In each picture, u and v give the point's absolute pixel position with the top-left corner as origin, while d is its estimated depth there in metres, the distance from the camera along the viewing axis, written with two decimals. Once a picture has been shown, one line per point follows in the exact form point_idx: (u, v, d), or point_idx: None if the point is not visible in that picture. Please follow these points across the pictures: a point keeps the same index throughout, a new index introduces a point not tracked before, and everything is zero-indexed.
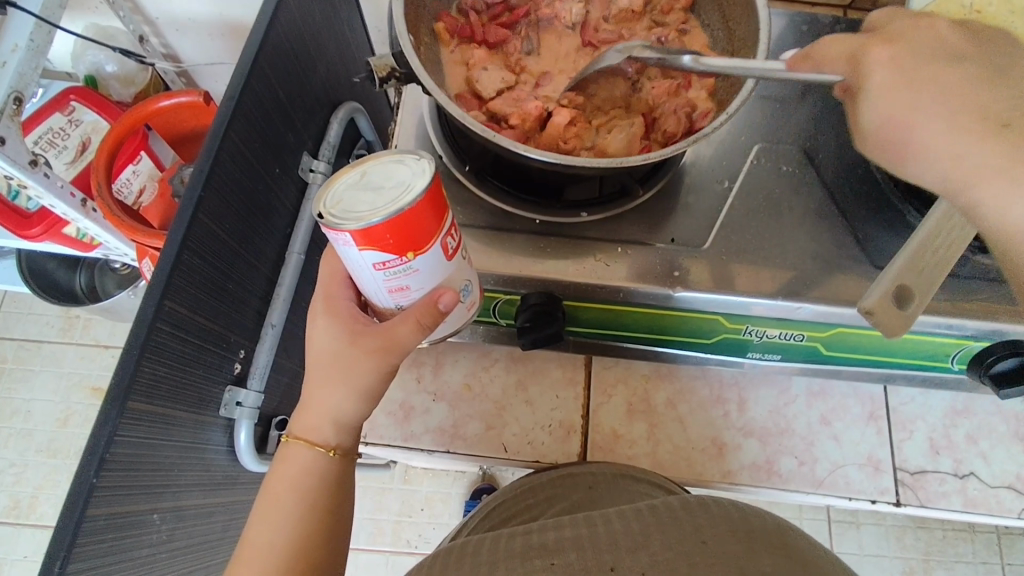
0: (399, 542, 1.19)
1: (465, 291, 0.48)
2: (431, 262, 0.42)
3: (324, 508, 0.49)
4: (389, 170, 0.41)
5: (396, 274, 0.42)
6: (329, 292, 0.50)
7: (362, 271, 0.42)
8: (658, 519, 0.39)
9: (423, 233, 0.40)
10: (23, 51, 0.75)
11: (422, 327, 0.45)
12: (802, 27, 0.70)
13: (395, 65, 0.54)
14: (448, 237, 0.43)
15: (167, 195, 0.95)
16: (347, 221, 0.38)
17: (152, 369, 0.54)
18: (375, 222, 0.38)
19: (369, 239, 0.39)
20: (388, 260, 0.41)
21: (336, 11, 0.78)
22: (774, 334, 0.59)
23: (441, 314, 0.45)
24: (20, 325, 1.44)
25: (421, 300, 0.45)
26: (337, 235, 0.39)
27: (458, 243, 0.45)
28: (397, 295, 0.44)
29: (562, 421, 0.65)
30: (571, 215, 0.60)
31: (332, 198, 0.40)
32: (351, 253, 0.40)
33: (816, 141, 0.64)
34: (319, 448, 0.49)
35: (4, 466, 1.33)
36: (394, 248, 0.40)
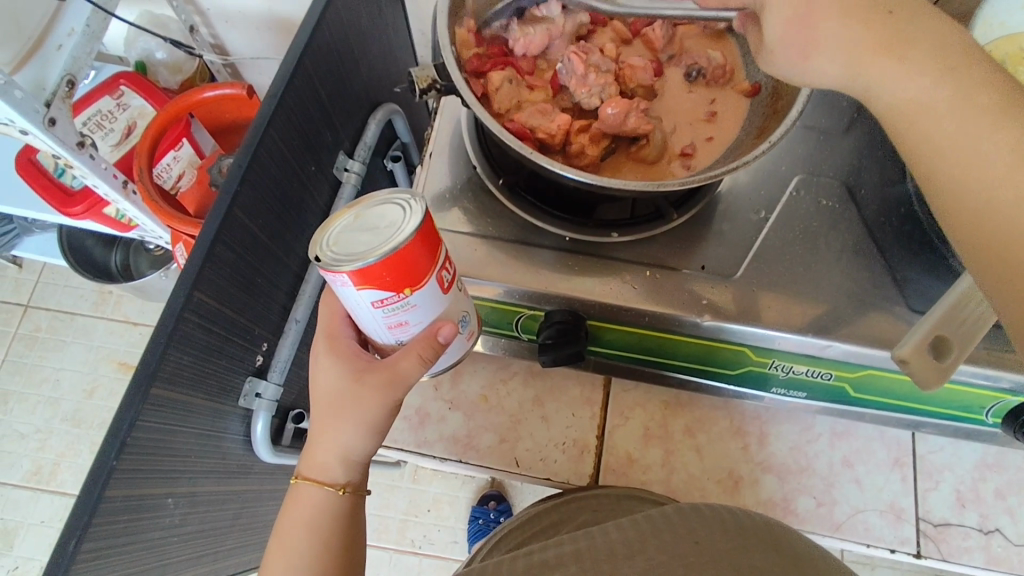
0: (403, 540, 1.19)
1: (462, 323, 0.48)
2: (429, 296, 0.43)
3: (337, 541, 0.50)
4: (381, 211, 0.42)
5: (395, 310, 0.42)
6: (331, 331, 0.50)
7: (360, 310, 0.43)
8: (652, 526, 0.41)
9: (419, 268, 0.41)
10: (79, 36, 0.78)
11: (425, 360, 0.45)
12: None
13: (436, 78, 0.54)
14: (443, 271, 0.43)
15: (205, 182, 0.95)
16: (343, 262, 0.39)
17: (177, 357, 0.55)
18: (372, 262, 0.38)
19: (366, 278, 0.39)
20: (385, 298, 0.41)
21: (382, 12, 0.79)
22: (801, 370, 0.58)
23: (441, 346, 0.45)
24: (55, 297, 1.49)
25: (421, 334, 0.45)
26: (335, 275, 0.39)
27: (454, 276, 0.46)
28: (397, 330, 0.45)
29: (576, 440, 0.64)
30: (602, 234, 0.59)
31: (328, 239, 0.41)
32: (349, 293, 0.41)
33: (858, 176, 0.62)
34: (329, 486, 0.49)
35: (30, 432, 1.37)
36: (392, 286, 0.40)
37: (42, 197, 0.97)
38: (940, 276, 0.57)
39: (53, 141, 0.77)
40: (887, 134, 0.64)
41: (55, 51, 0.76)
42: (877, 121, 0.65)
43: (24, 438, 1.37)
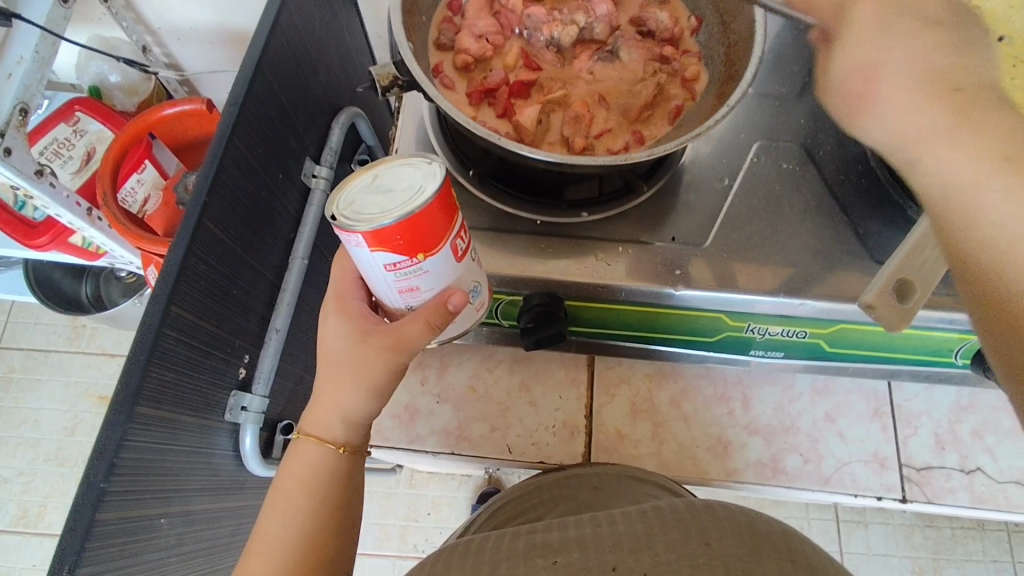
0: (405, 546, 1.19)
1: (473, 292, 0.49)
2: (441, 263, 0.44)
3: (332, 497, 0.52)
4: (400, 173, 0.43)
5: (406, 275, 0.43)
6: (341, 290, 0.52)
7: (374, 272, 0.43)
8: (663, 519, 0.39)
9: (434, 234, 0.42)
10: (28, 62, 0.77)
11: (431, 326, 0.47)
12: (799, 26, 0.70)
13: (398, 74, 0.54)
14: (458, 239, 0.44)
15: (172, 202, 0.96)
16: (359, 222, 0.39)
17: (158, 374, 0.54)
18: (387, 223, 0.39)
19: (380, 240, 0.40)
20: (397, 261, 0.42)
21: (336, 17, 0.79)
22: (776, 330, 0.59)
23: (450, 314, 0.46)
24: (27, 335, 1.46)
25: (430, 301, 0.46)
26: (350, 236, 0.40)
27: (469, 245, 0.47)
28: (407, 295, 0.46)
29: (566, 421, 0.65)
30: (572, 215, 0.60)
31: (343, 200, 0.42)
32: (363, 253, 0.42)
33: (815, 138, 0.64)
34: (329, 445, 0.52)
35: (12, 475, 1.34)
36: (404, 250, 0.41)
37: (5, 231, 0.95)
38: (900, 227, 0.59)
39: (10, 171, 0.76)
40: None
41: (4, 80, 0.75)
42: None
43: (7, 482, 1.34)
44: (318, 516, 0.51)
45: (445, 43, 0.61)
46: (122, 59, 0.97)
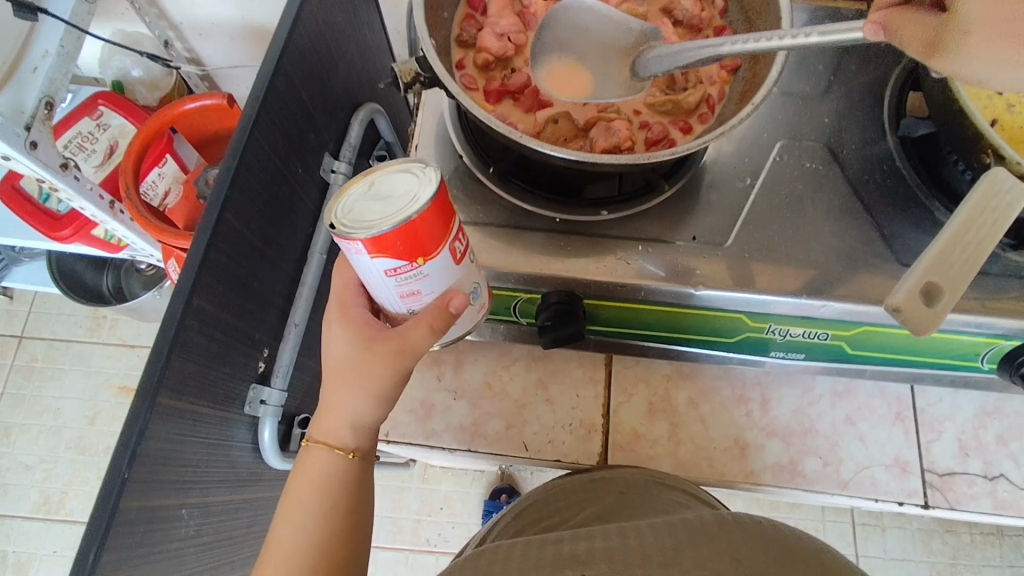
0: (418, 540, 1.20)
1: (473, 293, 0.51)
2: (440, 267, 0.46)
3: (342, 491, 0.52)
4: (395, 179, 0.45)
5: (408, 280, 0.45)
6: (343, 299, 0.54)
7: (374, 278, 0.46)
8: (692, 536, 0.38)
9: (432, 239, 0.44)
10: (53, 57, 0.78)
11: (434, 329, 0.49)
12: (824, 22, 0.69)
13: (419, 70, 0.53)
14: (456, 242, 0.47)
15: (191, 196, 0.95)
16: (359, 231, 0.42)
17: (181, 365, 0.55)
18: (386, 230, 0.41)
19: (381, 246, 0.42)
20: (398, 266, 0.44)
21: (356, 12, 0.79)
22: (798, 332, 0.59)
23: (451, 315, 0.48)
24: (50, 325, 1.48)
25: (432, 304, 0.48)
26: (350, 243, 0.42)
27: (466, 248, 0.49)
28: (409, 300, 0.48)
29: (582, 419, 0.65)
30: (593, 213, 0.59)
31: (342, 207, 0.44)
32: (363, 260, 0.44)
33: (840, 138, 0.63)
34: (338, 451, 0.53)
35: (35, 462, 1.37)
36: (405, 255, 0.43)
37: (29, 223, 0.96)
38: (927, 229, 0.58)
39: (37, 165, 0.77)
40: (863, 94, 0.65)
41: (31, 74, 0.77)
42: (854, 82, 0.65)
43: (29, 469, 1.37)
44: (332, 521, 0.52)
45: (467, 40, 0.59)
46: (144, 54, 0.98)
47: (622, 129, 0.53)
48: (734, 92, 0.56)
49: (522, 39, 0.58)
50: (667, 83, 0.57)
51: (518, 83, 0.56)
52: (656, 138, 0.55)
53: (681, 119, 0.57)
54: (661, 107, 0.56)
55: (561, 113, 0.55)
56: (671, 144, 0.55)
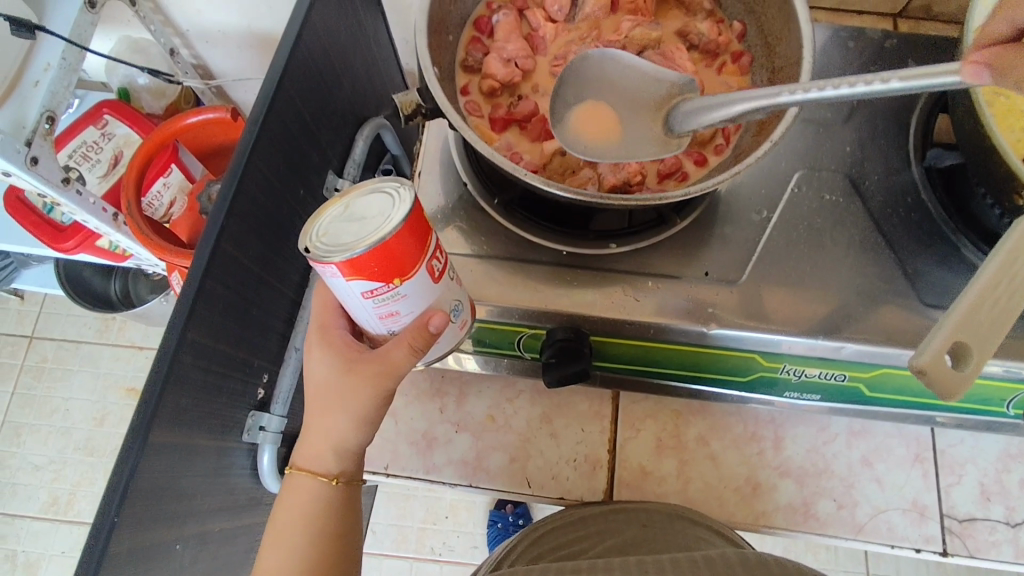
0: (422, 549, 1.19)
1: (454, 311, 0.48)
2: (419, 286, 0.43)
3: (333, 530, 0.50)
4: (370, 198, 0.43)
5: (385, 300, 0.43)
6: (323, 321, 0.51)
7: (351, 301, 0.43)
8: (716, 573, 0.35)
9: (408, 258, 0.42)
10: (54, 70, 0.76)
11: (415, 349, 0.46)
12: (847, 44, 0.65)
13: (420, 101, 0.51)
14: (433, 259, 0.44)
15: (196, 209, 0.94)
16: (333, 252, 0.40)
17: (175, 401, 0.53)
18: (360, 252, 0.39)
19: (355, 268, 0.40)
20: (375, 288, 0.42)
21: (362, 25, 0.77)
22: (813, 373, 0.56)
23: (432, 335, 0.45)
24: (59, 326, 1.48)
25: (412, 324, 0.45)
26: (323, 266, 0.40)
27: (446, 265, 0.46)
28: (388, 321, 0.45)
29: (588, 455, 0.63)
30: (601, 245, 0.57)
31: (315, 229, 0.42)
32: (338, 283, 0.42)
33: (862, 168, 0.60)
34: (321, 477, 0.51)
35: (45, 463, 1.38)
36: (381, 276, 0.41)
37: (33, 234, 0.95)
38: (953, 266, 0.56)
39: (37, 181, 0.76)
40: (888, 121, 0.62)
41: (32, 88, 0.75)
42: (878, 108, 0.63)
43: (39, 470, 1.38)
44: (321, 551, 0.50)
45: (472, 65, 0.56)
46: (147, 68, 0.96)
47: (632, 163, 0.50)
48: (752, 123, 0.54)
49: (530, 64, 0.56)
50: None
51: (525, 111, 0.54)
52: (668, 171, 0.52)
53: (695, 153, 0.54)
54: None
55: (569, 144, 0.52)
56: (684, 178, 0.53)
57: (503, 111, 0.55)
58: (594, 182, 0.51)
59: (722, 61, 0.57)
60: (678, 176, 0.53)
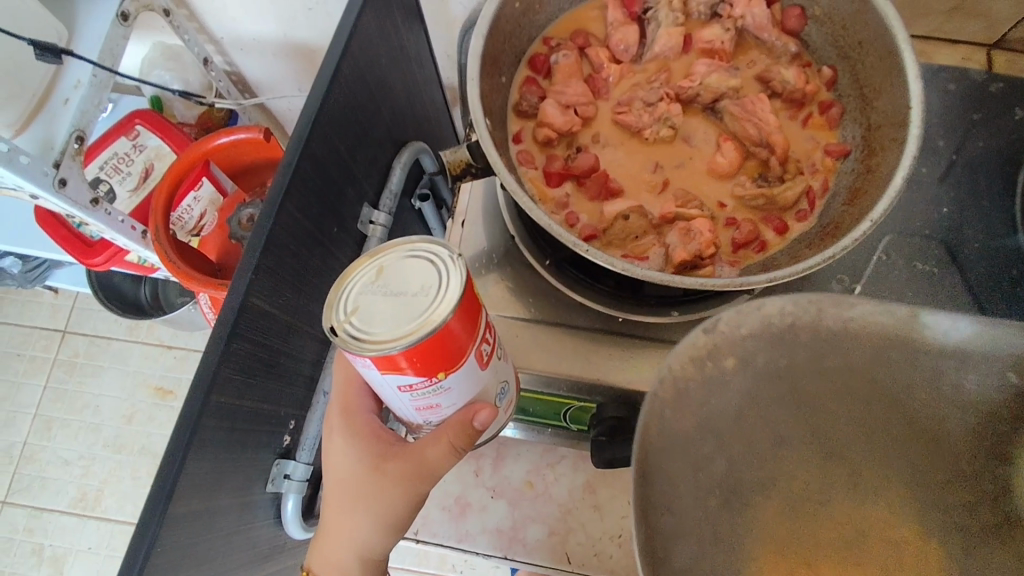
0: None
1: (501, 393, 0.45)
2: (463, 378, 0.40)
3: None
4: (408, 272, 0.39)
5: (424, 394, 0.40)
6: (348, 404, 0.50)
7: (389, 392, 0.40)
8: None
9: (455, 351, 0.38)
10: (85, 87, 0.73)
11: (455, 443, 0.43)
12: (950, 87, 0.59)
13: (471, 160, 0.46)
14: (482, 344, 0.40)
15: (225, 226, 0.92)
16: (366, 346, 0.36)
17: (196, 469, 0.50)
18: (400, 347, 0.36)
19: (393, 362, 0.37)
20: (413, 382, 0.39)
21: (403, 46, 0.72)
22: None
23: (474, 430, 0.43)
24: (92, 322, 1.48)
25: (453, 418, 0.43)
26: (358, 357, 0.37)
27: (494, 345, 0.43)
28: (426, 412, 0.42)
29: (634, 532, 0.57)
30: (662, 315, 0.51)
31: (346, 307, 0.38)
32: (374, 374, 0.39)
33: (961, 234, 0.53)
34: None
35: (73, 458, 1.38)
36: (422, 371, 0.38)
37: (62, 247, 0.93)
38: None
39: (65, 203, 0.73)
40: (991, 179, 0.55)
41: (61, 106, 0.72)
42: (980, 163, 0.56)
43: (68, 465, 1.38)
44: None
45: (527, 110, 0.51)
46: (177, 92, 0.93)
47: (703, 232, 0.44)
48: (839, 185, 0.48)
49: (590, 111, 0.50)
50: (756, 170, 0.49)
51: (584, 168, 0.48)
52: (745, 240, 0.46)
53: (774, 218, 0.48)
54: (754, 202, 0.47)
55: (632, 206, 0.47)
56: (763, 248, 0.47)
57: (559, 166, 0.49)
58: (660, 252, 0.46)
59: (806, 113, 0.51)
60: (755, 246, 0.47)
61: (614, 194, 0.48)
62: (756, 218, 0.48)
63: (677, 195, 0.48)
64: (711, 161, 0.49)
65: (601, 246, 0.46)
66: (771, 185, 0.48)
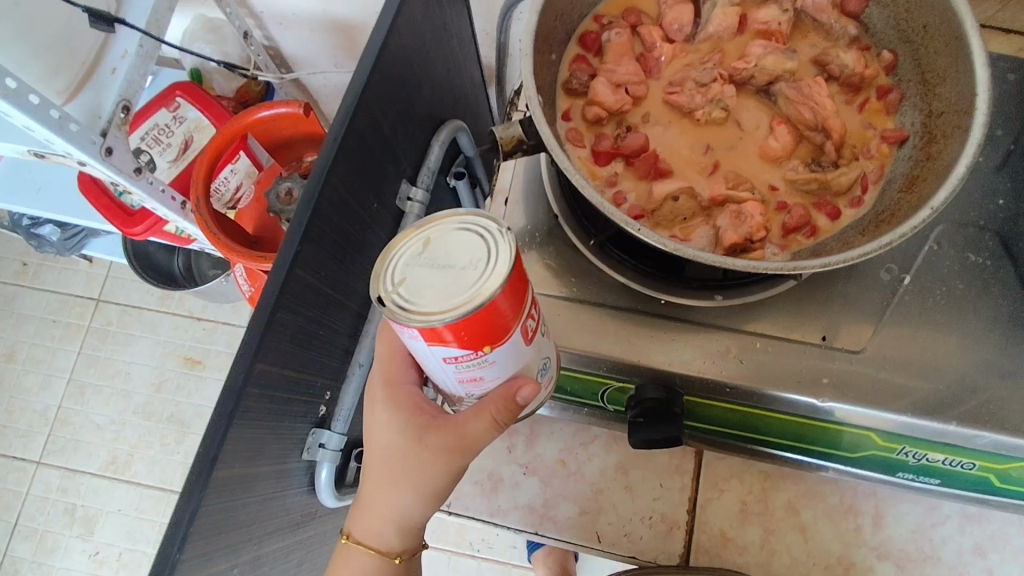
0: (462, 542, 1.15)
1: (542, 370, 0.45)
2: (508, 353, 0.40)
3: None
4: (456, 246, 0.39)
5: (469, 367, 0.40)
6: (391, 376, 0.50)
7: (433, 364, 0.41)
8: None
9: (501, 325, 0.38)
10: (132, 57, 0.74)
11: (496, 415, 0.43)
12: (1008, 76, 0.57)
13: (523, 137, 0.46)
14: (527, 320, 0.40)
15: (262, 198, 0.93)
16: (414, 317, 0.36)
17: (241, 434, 0.51)
18: (449, 320, 0.36)
19: (441, 334, 0.37)
20: (460, 355, 0.39)
21: (446, 23, 0.71)
22: (938, 458, 0.49)
23: (516, 404, 0.43)
24: (125, 292, 1.51)
25: (496, 390, 0.43)
26: (406, 328, 0.37)
27: (538, 322, 0.43)
28: (469, 385, 0.42)
29: (665, 514, 0.58)
30: (704, 297, 0.51)
31: (394, 278, 0.38)
32: (420, 346, 0.39)
33: (1016, 226, 0.52)
34: (380, 546, 0.52)
35: (106, 423, 1.42)
36: (469, 344, 0.38)
37: (103, 216, 0.94)
38: None
39: (111, 171, 0.74)
40: None
41: (109, 75, 0.74)
42: None
43: (100, 429, 1.42)
44: None
45: (576, 87, 0.50)
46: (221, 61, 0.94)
47: (754, 215, 0.44)
48: (895, 173, 0.47)
49: (641, 91, 0.50)
50: (809, 155, 0.48)
51: (635, 147, 0.48)
52: (795, 224, 0.46)
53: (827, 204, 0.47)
54: (807, 187, 0.47)
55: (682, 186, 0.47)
56: (814, 234, 0.46)
57: (608, 145, 0.49)
58: (709, 236, 0.45)
59: (861, 98, 0.50)
60: (806, 231, 0.47)
61: (663, 175, 0.48)
62: (809, 204, 0.47)
63: (728, 176, 0.47)
64: (763, 144, 0.48)
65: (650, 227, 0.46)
66: (825, 170, 0.47)
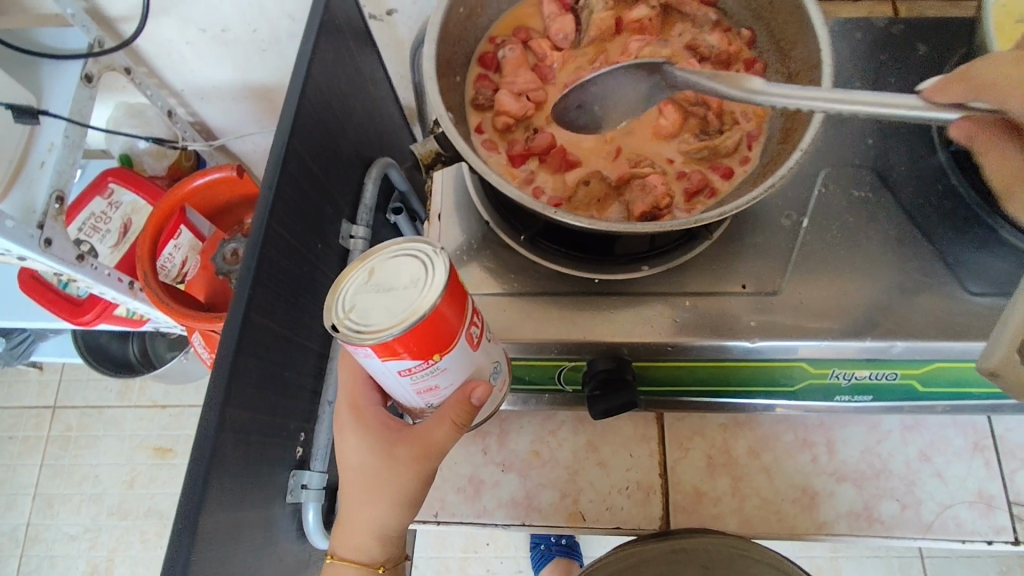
0: None
1: (495, 372, 0.49)
2: (457, 359, 0.44)
3: None
4: (398, 268, 0.42)
5: (423, 376, 0.43)
6: (355, 400, 0.53)
7: (390, 378, 0.44)
8: None
9: (446, 334, 0.41)
10: (59, 148, 0.76)
11: (456, 419, 0.46)
12: (857, 35, 0.65)
13: (440, 149, 0.50)
14: (471, 326, 0.44)
15: (208, 267, 0.94)
16: (365, 336, 0.39)
17: (220, 482, 0.53)
18: (398, 334, 0.39)
19: (392, 349, 0.40)
20: (412, 366, 0.42)
21: (360, 70, 0.76)
22: (864, 374, 0.55)
23: (472, 407, 0.46)
24: (81, 392, 1.47)
25: (452, 395, 0.46)
26: (359, 348, 0.40)
27: (483, 328, 0.46)
28: (427, 395, 0.46)
29: (640, 482, 0.61)
30: (632, 270, 0.56)
31: (343, 306, 0.41)
32: (375, 363, 0.42)
33: (887, 161, 0.59)
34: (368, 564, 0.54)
35: (80, 532, 1.37)
36: (418, 355, 0.41)
37: (50, 310, 0.94)
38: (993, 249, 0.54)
39: (52, 261, 0.76)
40: None
41: (38, 169, 0.75)
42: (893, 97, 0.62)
43: (75, 539, 1.37)
44: None
45: (483, 102, 0.56)
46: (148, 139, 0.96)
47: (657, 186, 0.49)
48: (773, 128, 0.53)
49: (541, 96, 0.55)
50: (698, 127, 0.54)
51: (543, 145, 0.53)
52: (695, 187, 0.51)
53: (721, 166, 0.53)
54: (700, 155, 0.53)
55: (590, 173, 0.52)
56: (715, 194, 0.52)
57: (520, 147, 0.54)
58: (622, 212, 0.50)
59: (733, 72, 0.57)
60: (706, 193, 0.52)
61: (573, 166, 0.53)
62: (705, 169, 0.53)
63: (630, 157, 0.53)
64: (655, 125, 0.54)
65: (569, 211, 0.50)
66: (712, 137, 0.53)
